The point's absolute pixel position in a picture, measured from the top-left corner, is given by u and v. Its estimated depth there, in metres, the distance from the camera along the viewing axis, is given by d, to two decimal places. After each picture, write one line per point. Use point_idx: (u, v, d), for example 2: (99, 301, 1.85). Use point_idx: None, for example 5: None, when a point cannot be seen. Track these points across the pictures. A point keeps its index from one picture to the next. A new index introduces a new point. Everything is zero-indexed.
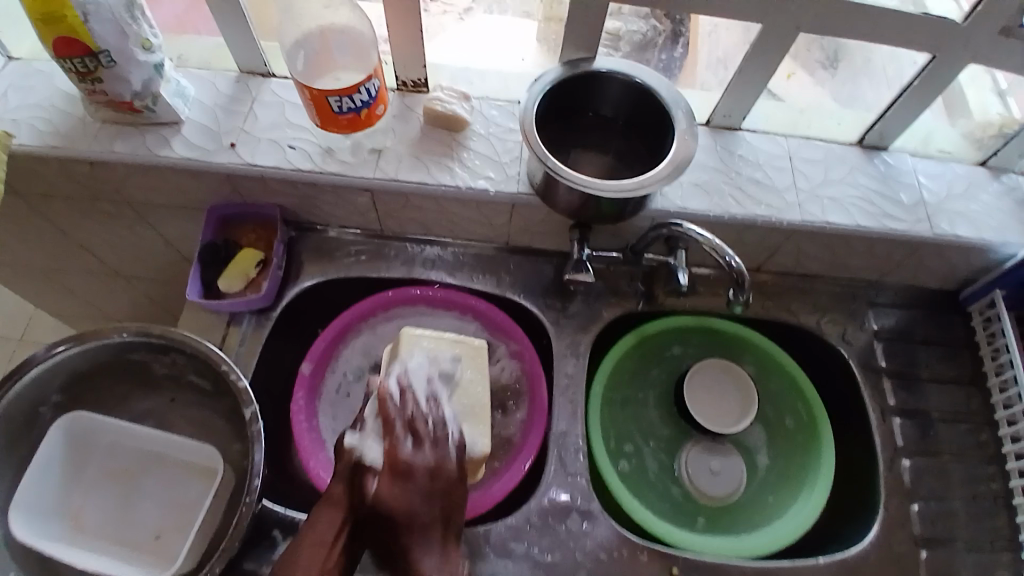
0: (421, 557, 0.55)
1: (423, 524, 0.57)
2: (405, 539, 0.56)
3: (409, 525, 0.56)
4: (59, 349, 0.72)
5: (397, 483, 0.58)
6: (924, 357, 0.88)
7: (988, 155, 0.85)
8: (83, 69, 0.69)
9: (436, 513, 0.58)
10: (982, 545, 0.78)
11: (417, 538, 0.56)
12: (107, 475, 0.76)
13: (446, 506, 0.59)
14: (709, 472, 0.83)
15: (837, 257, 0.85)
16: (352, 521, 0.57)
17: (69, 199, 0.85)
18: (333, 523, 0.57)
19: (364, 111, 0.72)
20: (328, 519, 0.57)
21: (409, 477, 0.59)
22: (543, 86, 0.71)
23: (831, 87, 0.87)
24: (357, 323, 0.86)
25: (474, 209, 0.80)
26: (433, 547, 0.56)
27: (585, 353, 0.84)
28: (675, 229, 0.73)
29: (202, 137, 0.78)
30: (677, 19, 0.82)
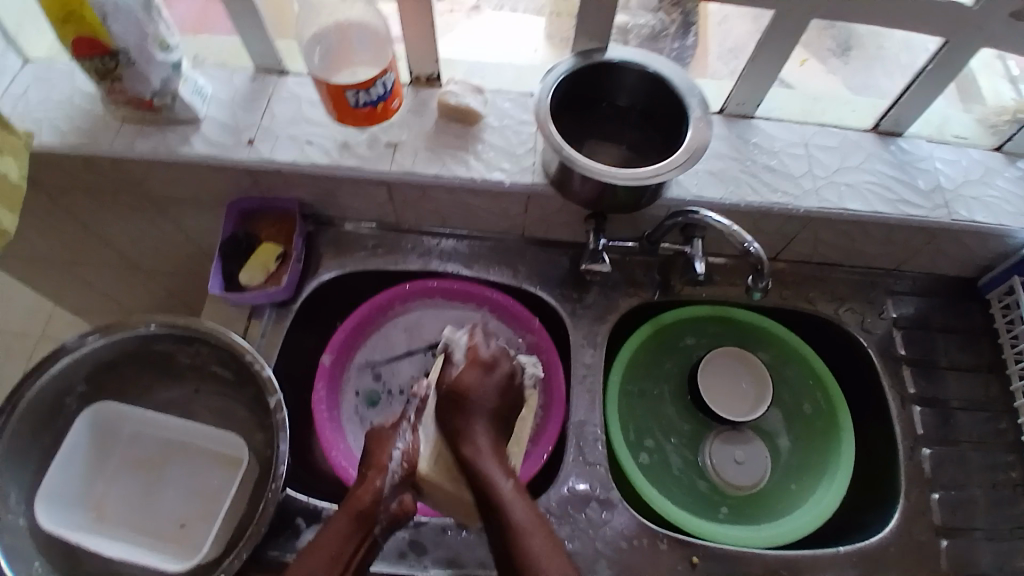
0: (477, 437, 0.64)
1: (490, 410, 0.67)
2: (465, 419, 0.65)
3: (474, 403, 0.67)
4: (90, 338, 0.74)
5: (479, 373, 0.69)
6: (943, 345, 0.87)
7: (1003, 140, 0.84)
8: (104, 69, 0.70)
9: (506, 398, 0.69)
10: (1003, 533, 0.78)
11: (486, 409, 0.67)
12: (131, 465, 0.78)
13: (506, 405, 0.69)
14: (733, 461, 0.84)
15: (854, 244, 0.85)
16: (370, 538, 0.61)
17: (91, 194, 0.86)
18: (346, 538, 0.60)
19: (381, 104, 0.73)
20: (336, 532, 0.61)
21: (485, 372, 0.69)
22: (558, 78, 0.72)
23: (843, 75, 0.89)
24: (375, 315, 0.87)
25: (490, 200, 0.81)
26: (491, 426, 0.66)
27: (602, 343, 0.84)
28: (692, 217, 0.73)
29: (221, 133, 0.79)
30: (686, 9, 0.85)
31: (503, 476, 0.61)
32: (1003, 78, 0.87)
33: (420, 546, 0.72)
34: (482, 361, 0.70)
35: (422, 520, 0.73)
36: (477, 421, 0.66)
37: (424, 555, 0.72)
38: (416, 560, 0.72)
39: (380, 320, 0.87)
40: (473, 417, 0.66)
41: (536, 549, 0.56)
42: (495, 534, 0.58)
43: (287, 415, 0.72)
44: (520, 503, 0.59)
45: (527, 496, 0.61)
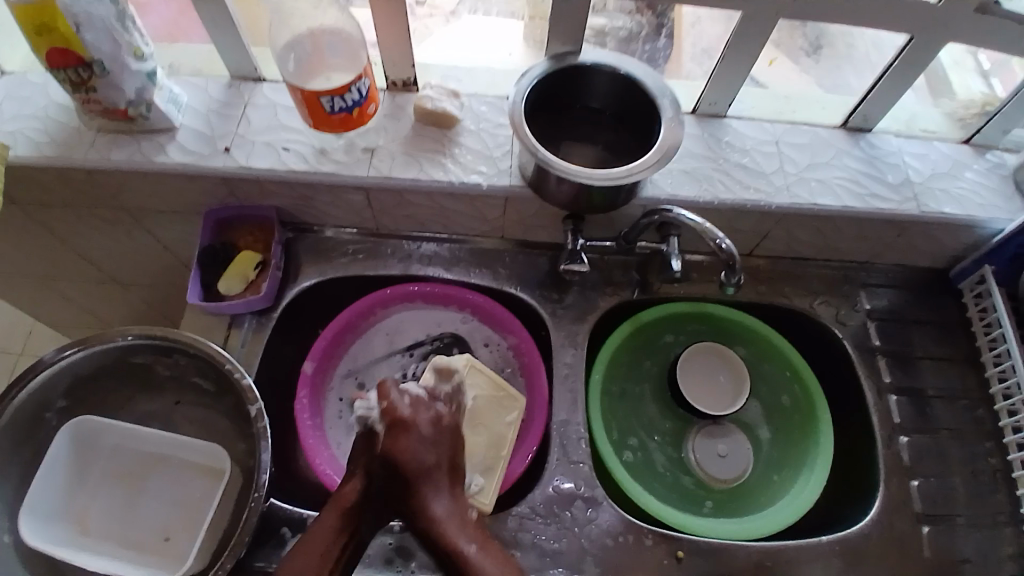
0: (434, 503, 0.58)
1: (433, 471, 0.60)
2: (414, 487, 0.59)
3: (414, 474, 0.59)
4: (67, 352, 0.74)
5: (404, 432, 0.61)
6: (919, 337, 0.89)
7: (971, 132, 0.86)
8: (77, 79, 0.70)
9: (444, 445, 0.62)
10: (983, 521, 0.79)
11: (430, 469, 0.60)
12: (113, 477, 0.77)
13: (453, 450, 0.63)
14: (716, 456, 0.85)
15: (828, 239, 0.87)
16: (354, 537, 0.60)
17: (66, 207, 0.86)
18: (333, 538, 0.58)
19: (356, 110, 0.73)
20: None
21: (406, 431, 0.61)
22: (531, 80, 0.73)
23: (816, 74, 0.89)
24: (356, 322, 0.87)
25: (468, 203, 0.81)
26: (448, 487, 0.60)
27: (583, 343, 0.85)
28: (666, 215, 0.74)
29: (197, 142, 0.79)
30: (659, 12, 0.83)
31: (466, 540, 0.57)
32: (975, 74, 0.87)
33: (406, 551, 0.73)
34: (402, 421, 0.61)
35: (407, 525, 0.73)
36: (433, 492, 0.59)
37: (409, 559, 0.72)
38: (402, 565, 0.72)
39: (361, 326, 0.87)
40: (416, 481, 0.59)
41: None
42: None
43: (268, 422, 0.72)
44: (491, 563, 0.55)
45: (498, 552, 0.57)
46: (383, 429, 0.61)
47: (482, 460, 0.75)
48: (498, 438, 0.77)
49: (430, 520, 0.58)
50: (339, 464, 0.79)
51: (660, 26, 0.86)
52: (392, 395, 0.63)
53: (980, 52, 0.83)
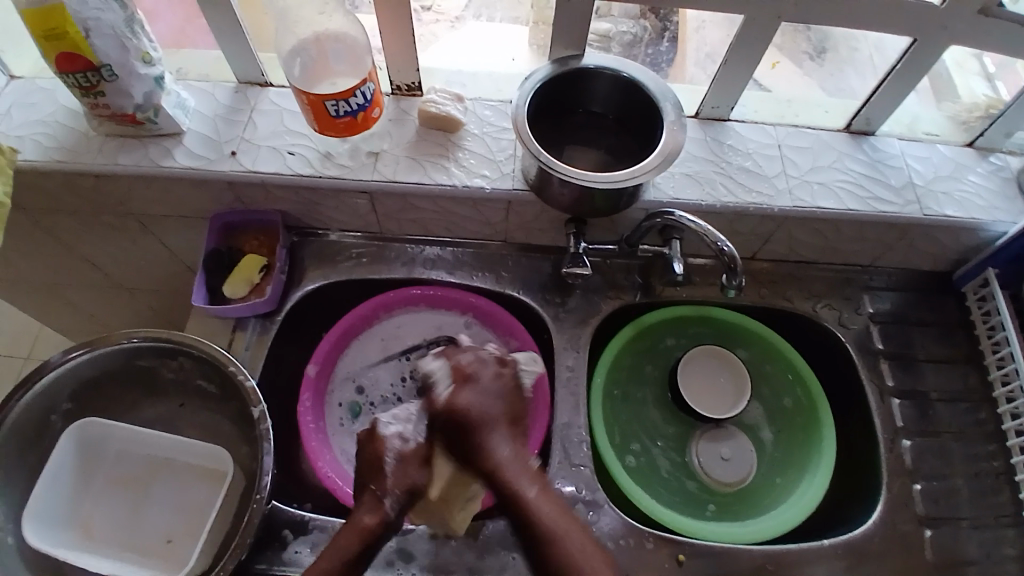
0: (495, 450, 0.60)
1: (493, 420, 0.61)
2: (474, 437, 0.60)
3: (476, 423, 0.60)
4: (74, 354, 0.74)
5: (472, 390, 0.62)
6: (921, 339, 0.89)
7: (974, 136, 0.87)
8: (86, 84, 0.70)
9: (508, 401, 0.63)
10: (987, 523, 0.79)
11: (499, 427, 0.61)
12: (116, 481, 0.77)
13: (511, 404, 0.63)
14: (720, 459, 0.85)
15: (829, 242, 0.87)
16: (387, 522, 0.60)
17: (74, 212, 0.87)
18: (375, 513, 0.60)
19: (361, 114, 0.74)
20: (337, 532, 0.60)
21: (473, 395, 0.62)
22: (534, 85, 0.73)
23: (818, 78, 0.90)
24: (359, 324, 0.87)
25: (471, 207, 0.82)
26: (509, 436, 0.61)
27: (585, 346, 0.85)
28: (667, 218, 0.74)
29: (203, 147, 0.80)
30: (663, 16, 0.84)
31: (529, 485, 0.59)
32: (979, 77, 0.87)
33: (408, 553, 0.73)
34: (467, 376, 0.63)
35: (409, 528, 0.74)
36: (495, 438, 0.60)
37: (411, 562, 0.72)
38: (404, 567, 0.72)
39: (365, 328, 0.88)
40: (480, 431, 0.60)
41: (573, 555, 0.55)
42: (521, 539, 0.57)
43: (271, 424, 0.73)
44: (549, 505, 0.58)
45: (553, 498, 0.59)
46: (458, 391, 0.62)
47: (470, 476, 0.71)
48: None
49: (492, 466, 0.59)
50: (341, 466, 0.80)
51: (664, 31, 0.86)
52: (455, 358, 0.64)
53: (985, 55, 0.83)
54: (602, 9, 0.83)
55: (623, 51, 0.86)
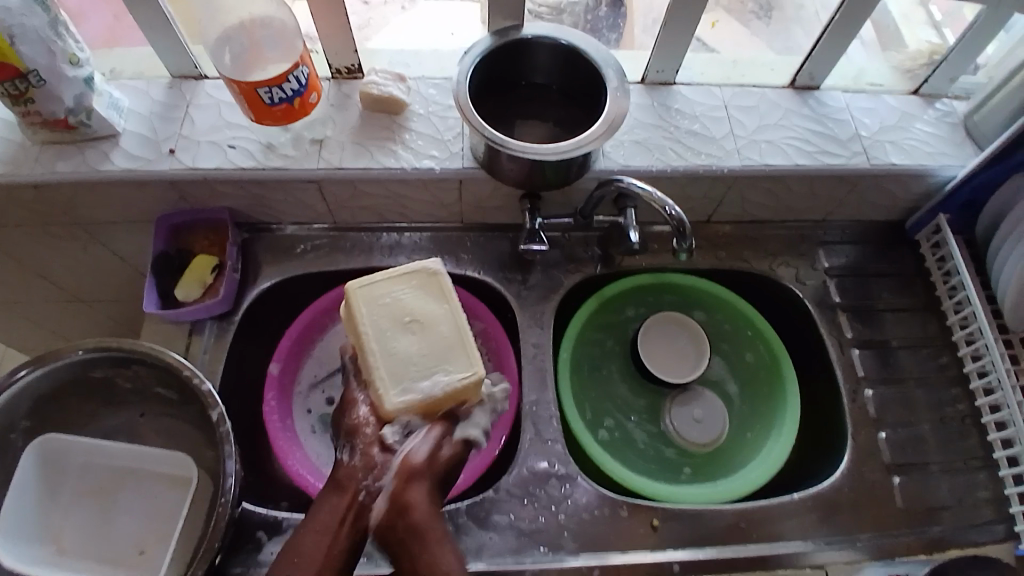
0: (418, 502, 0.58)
1: (429, 474, 0.61)
2: (400, 490, 0.59)
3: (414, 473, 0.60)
4: (20, 374, 0.71)
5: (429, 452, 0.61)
6: (880, 290, 0.90)
7: (919, 83, 0.87)
8: (15, 92, 0.68)
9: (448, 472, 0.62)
10: (956, 466, 0.80)
11: (421, 496, 0.59)
12: (82, 499, 0.76)
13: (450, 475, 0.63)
14: (692, 421, 0.86)
15: (782, 201, 0.87)
16: (358, 503, 0.59)
17: (15, 226, 0.84)
18: (337, 507, 0.58)
19: (297, 100, 0.72)
20: (333, 506, 0.58)
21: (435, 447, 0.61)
22: (474, 59, 0.72)
23: (766, 37, 0.92)
24: (318, 319, 0.86)
25: (422, 189, 0.81)
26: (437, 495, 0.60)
27: (549, 322, 0.85)
28: (619, 186, 0.74)
29: (141, 147, 0.77)
30: None
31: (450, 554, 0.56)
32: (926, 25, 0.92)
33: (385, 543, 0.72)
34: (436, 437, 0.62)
35: None
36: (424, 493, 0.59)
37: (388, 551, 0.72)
38: (381, 557, 0.72)
39: (323, 323, 0.87)
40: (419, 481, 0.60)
41: None
42: None
43: (231, 426, 0.71)
44: None
45: None
46: (412, 442, 0.61)
47: (432, 361, 0.61)
48: (439, 340, 0.62)
49: (413, 522, 0.57)
50: (311, 463, 0.79)
51: (619, 2, 0.89)
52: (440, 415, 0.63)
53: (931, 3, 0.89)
54: None
55: (577, 20, 0.87)
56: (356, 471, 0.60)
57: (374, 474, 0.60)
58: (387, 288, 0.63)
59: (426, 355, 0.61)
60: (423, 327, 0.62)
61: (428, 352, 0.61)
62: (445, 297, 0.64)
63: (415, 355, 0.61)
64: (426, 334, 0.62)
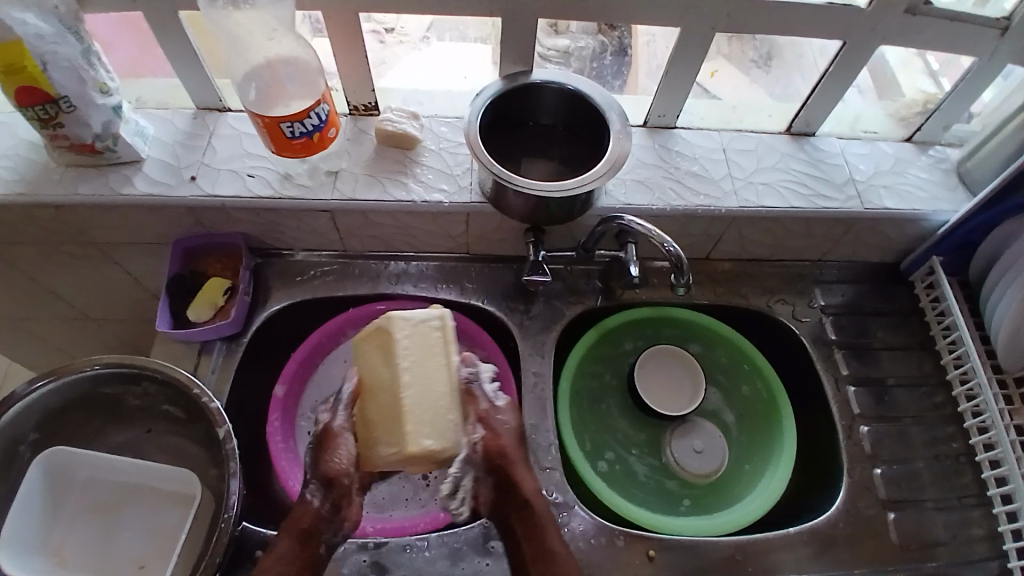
0: (526, 482, 0.67)
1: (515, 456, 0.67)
2: (508, 471, 0.67)
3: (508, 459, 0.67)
4: (37, 384, 0.74)
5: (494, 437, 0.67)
6: (876, 329, 0.92)
7: (913, 131, 0.91)
8: (45, 116, 0.71)
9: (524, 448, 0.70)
10: (951, 503, 0.81)
11: (526, 477, 0.67)
12: (87, 511, 0.77)
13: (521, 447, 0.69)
14: (693, 452, 0.88)
15: (779, 240, 0.90)
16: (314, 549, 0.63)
17: (35, 244, 0.87)
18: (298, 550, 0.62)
19: (317, 135, 0.76)
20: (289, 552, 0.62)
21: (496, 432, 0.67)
22: (485, 101, 0.76)
23: (766, 83, 0.93)
24: (326, 342, 0.88)
25: (431, 221, 0.84)
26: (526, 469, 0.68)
27: (550, 351, 0.87)
28: (621, 223, 0.77)
29: (163, 173, 0.81)
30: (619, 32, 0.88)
31: (553, 533, 0.66)
32: (925, 74, 0.91)
33: (382, 565, 0.73)
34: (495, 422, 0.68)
35: (382, 541, 0.74)
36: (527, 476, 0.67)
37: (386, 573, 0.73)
38: None
39: (330, 347, 0.89)
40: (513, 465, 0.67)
41: None
42: None
43: (237, 444, 0.73)
44: None
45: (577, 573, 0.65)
46: (481, 433, 0.66)
47: (382, 428, 0.60)
48: (386, 408, 0.59)
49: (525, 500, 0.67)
50: None
51: (625, 47, 0.91)
52: (479, 406, 0.66)
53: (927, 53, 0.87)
54: (560, 25, 0.88)
55: (583, 65, 0.91)
56: (320, 520, 0.64)
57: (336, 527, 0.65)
58: (361, 350, 0.62)
59: (377, 422, 0.60)
60: (375, 395, 0.60)
61: (378, 421, 0.60)
62: (392, 359, 0.60)
63: (370, 421, 0.61)
64: (376, 402, 0.60)
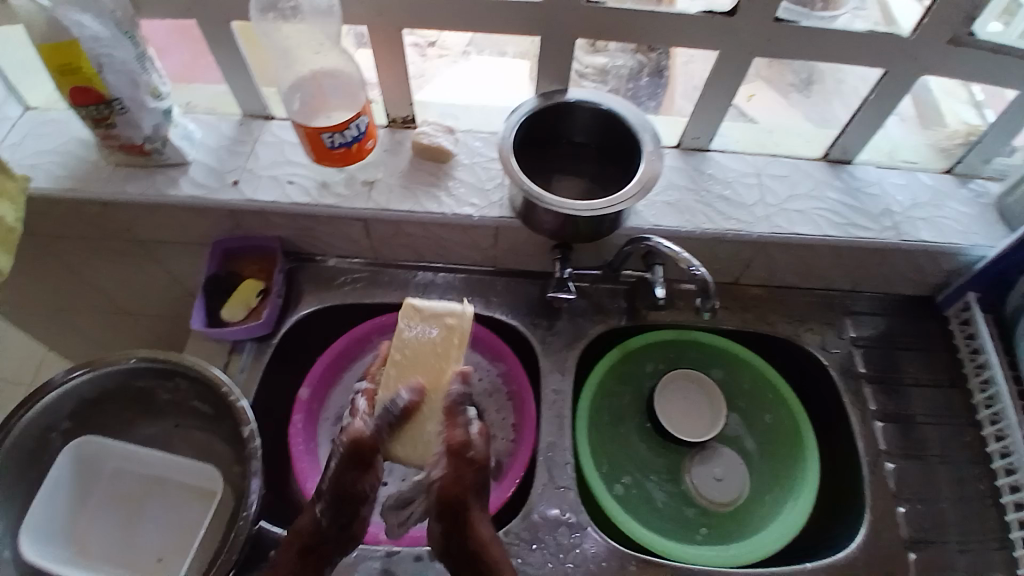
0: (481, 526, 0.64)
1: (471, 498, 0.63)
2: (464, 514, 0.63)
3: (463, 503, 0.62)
4: (74, 374, 0.77)
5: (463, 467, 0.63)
6: (907, 364, 0.90)
7: (954, 163, 0.89)
8: (98, 116, 0.75)
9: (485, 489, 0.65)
10: (977, 549, 0.78)
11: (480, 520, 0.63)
12: (112, 501, 0.80)
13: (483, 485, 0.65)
14: (712, 479, 0.87)
15: (809, 268, 0.89)
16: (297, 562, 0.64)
17: (83, 239, 0.91)
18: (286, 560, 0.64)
19: (355, 145, 0.78)
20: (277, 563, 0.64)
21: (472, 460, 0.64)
22: (519, 118, 0.77)
23: (804, 109, 0.93)
24: (353, 347, 0.90)
25: (461, 233, 0.85)
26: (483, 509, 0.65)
27: (571, 368, 0.87)
28: (648, 244, 0.77)
29: (208, 176, 0.84)
30: (658, 54, 0.89)
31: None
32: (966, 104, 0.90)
33: (393, 573, 0.74)
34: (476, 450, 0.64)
35: (395, 549, 0.75)
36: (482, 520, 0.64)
37: None
38: None
39: (356, 352, 0.90)
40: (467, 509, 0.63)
41: None
42: None
43: (260, 443, 0.75)
44: None
45: None
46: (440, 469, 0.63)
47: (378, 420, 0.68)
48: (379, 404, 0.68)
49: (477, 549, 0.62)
50: None
51: (662, 69, 0.91)
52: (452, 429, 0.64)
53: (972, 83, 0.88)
54: (599, 44, 0.88)
55: (619, 84, 0.91)
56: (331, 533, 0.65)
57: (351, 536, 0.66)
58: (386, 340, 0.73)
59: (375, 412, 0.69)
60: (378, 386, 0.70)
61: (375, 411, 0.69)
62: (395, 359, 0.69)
63: None
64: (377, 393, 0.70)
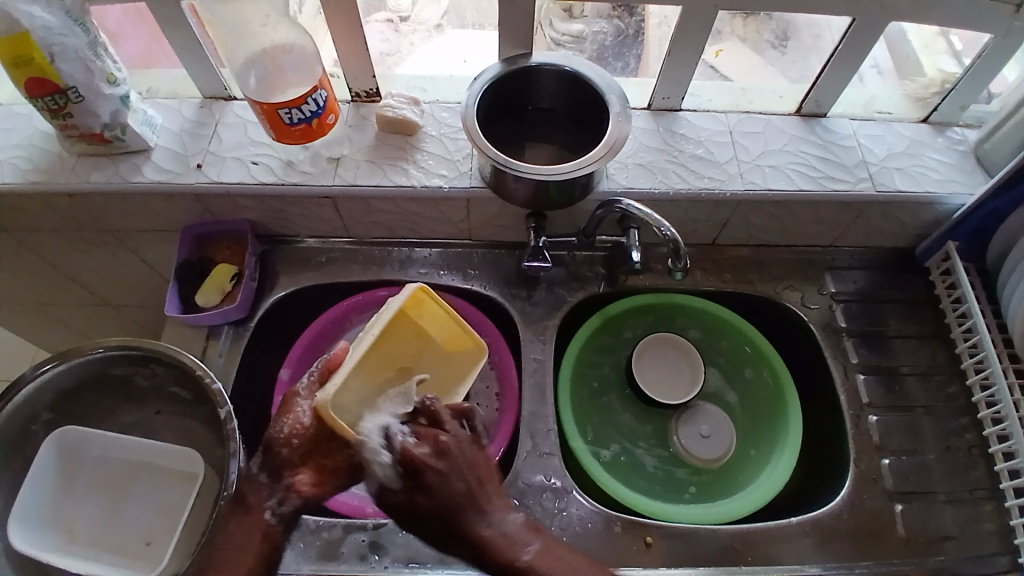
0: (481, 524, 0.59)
1: (461, 495, 0.59)
2: (457, 516, 0.59)
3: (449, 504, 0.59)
4: (46, 367, 0.76)
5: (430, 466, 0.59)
6: (890, 317, 0.89)
7: (929, 112, 0.87)
8: (54, 107, 0.73)
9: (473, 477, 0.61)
10: (961, 496, 0.79)
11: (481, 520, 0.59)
12: (96, 488, 0.80)
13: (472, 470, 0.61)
14: (700, 437, 0.86)
15: (787, 225, 0.88)
16: (263, 526, 0.60)
17: (53, 232, 0.90)
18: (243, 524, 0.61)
19: (315, 121, 0.77)
20: (241, 524, 0.61)
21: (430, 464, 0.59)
22: (482, 85, 0.75)
23: (780, 65, 0.90)
24: (331, 327, 0.89)
25: (432, 207, 0.84)
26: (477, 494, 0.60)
27: (552, 338, 0.87)
28: (619, 207, 0.76)
29: (171, 162, 0.82)
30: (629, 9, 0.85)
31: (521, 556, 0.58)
32: (948, 55, 0.87)
33: (380, 546, 0.74)
34: (433, 459, 0.60)
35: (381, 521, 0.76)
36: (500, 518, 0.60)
37: (383, 554, 0.74)
38: (376, 559, 0.73)
39: (335, 332, 0.89)
40: (457, 512, 0.59)
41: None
42: None
43: (238, 423, 0.74)
44: None
45: None
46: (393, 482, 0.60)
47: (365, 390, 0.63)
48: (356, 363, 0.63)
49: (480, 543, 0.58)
50: None
51: (634, 29, 0.88)
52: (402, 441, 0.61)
53: (951, 33, 0.84)
54: (574, 9, 0.86)
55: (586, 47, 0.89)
56: (262, 487, 0.62)
57: (278, 495, 0.61)
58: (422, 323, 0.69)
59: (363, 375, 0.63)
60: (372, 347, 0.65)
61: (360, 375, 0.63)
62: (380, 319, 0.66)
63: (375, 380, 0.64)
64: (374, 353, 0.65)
